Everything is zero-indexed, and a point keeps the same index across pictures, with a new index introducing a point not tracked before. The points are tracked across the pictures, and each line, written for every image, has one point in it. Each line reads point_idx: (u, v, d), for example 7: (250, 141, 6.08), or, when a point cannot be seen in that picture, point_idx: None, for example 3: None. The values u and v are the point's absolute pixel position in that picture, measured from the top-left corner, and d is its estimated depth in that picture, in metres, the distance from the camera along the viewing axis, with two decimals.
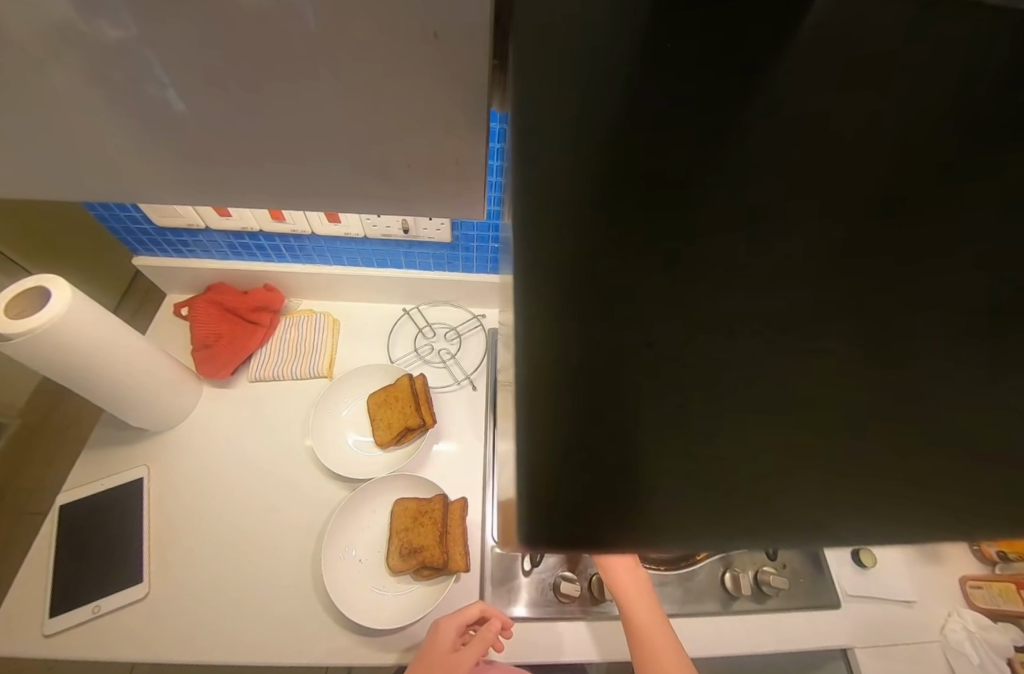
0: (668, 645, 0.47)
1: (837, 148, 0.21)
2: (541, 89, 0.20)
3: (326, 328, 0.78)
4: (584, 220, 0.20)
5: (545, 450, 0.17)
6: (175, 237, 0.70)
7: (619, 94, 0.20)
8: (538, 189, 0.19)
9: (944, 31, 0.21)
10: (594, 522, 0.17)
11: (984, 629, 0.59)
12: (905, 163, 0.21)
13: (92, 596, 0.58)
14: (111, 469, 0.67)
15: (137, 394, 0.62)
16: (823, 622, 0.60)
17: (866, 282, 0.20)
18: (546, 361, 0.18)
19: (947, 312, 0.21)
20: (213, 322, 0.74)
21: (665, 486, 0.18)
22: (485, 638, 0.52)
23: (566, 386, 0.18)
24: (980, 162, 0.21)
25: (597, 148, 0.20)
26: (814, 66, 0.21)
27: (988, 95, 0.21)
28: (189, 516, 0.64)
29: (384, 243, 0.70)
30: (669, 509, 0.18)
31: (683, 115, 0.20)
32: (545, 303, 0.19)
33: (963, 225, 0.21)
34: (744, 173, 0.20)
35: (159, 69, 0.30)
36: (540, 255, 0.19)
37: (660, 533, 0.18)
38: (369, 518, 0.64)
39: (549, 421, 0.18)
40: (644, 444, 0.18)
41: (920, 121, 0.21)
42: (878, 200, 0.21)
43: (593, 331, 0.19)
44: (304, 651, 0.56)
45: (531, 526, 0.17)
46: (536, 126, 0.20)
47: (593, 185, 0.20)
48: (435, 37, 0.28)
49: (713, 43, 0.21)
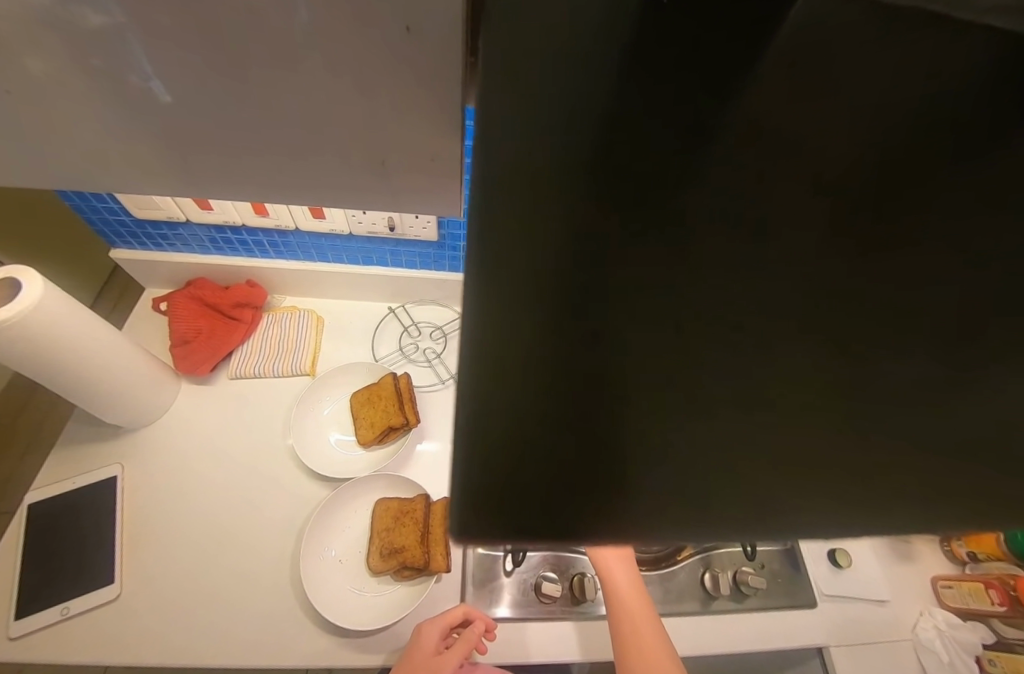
0: (647, 620, 0.48)
1: (807, 146, 0.22)
2: (511, 92, 0.21)
3: (310, 325, 0.77)
4: (554, 212, 0.20)
5: (504, 438, 0.17)
6: (155, 230, 0.68)
7: (596, 93, 0.21)
8: (505, 181, 0.20)
9: (902, 47, 0.23)
10: (576, 515, 0.16)
11: (954, 627, 0.60)
12: (878, 168, 0.22)
13: (62, 597, 0.56)
14: (83, 467, 0.65)
15: (109, 391, 0.60)
16: (799, 621, 0.62)
17: (836, 282, 0.21)
18: (521, 339, 0.18)
19: (920, 311, 0.21)
20: (192, 317, 0.73)
21: (642, 486, 0.17)
22: (469, 641, 0.52)
23: (531, 376, 0.18)
24: (940, 166, 0.22)
25: (569, 144, 0.21)
26: (784, 74, 0.22)
27: (946, 103, 0.23)
28: (164, 516, 0.62)
29: (369, 241, 0.69)
30: (656, 497, 0.17)
31: (660, 110, 0.21)
32: (510, 291, 0.19)
33: (926, 226, 0.22)
34: (718, 167, 0.21)
35: (142, 52, 0.31)
36: (519, 237, 0.19)
37: (648, 522, 0.17)
38: (349, 518, 0.63)
39: (508, 411, 0.17)
40: (626, 428, 0.18)
41: (884, 124, 0.22)
42: (848, 195, 0.21)
43: (560, 321, 0.19)
44: (283, 655, 0.55)
45: (502, 509, 0.16)
46: (516, 118, 0.21)
47: (574, 172, 0.20)
48: (408, 32, 0.31)
49: (689, 49, 0.22)
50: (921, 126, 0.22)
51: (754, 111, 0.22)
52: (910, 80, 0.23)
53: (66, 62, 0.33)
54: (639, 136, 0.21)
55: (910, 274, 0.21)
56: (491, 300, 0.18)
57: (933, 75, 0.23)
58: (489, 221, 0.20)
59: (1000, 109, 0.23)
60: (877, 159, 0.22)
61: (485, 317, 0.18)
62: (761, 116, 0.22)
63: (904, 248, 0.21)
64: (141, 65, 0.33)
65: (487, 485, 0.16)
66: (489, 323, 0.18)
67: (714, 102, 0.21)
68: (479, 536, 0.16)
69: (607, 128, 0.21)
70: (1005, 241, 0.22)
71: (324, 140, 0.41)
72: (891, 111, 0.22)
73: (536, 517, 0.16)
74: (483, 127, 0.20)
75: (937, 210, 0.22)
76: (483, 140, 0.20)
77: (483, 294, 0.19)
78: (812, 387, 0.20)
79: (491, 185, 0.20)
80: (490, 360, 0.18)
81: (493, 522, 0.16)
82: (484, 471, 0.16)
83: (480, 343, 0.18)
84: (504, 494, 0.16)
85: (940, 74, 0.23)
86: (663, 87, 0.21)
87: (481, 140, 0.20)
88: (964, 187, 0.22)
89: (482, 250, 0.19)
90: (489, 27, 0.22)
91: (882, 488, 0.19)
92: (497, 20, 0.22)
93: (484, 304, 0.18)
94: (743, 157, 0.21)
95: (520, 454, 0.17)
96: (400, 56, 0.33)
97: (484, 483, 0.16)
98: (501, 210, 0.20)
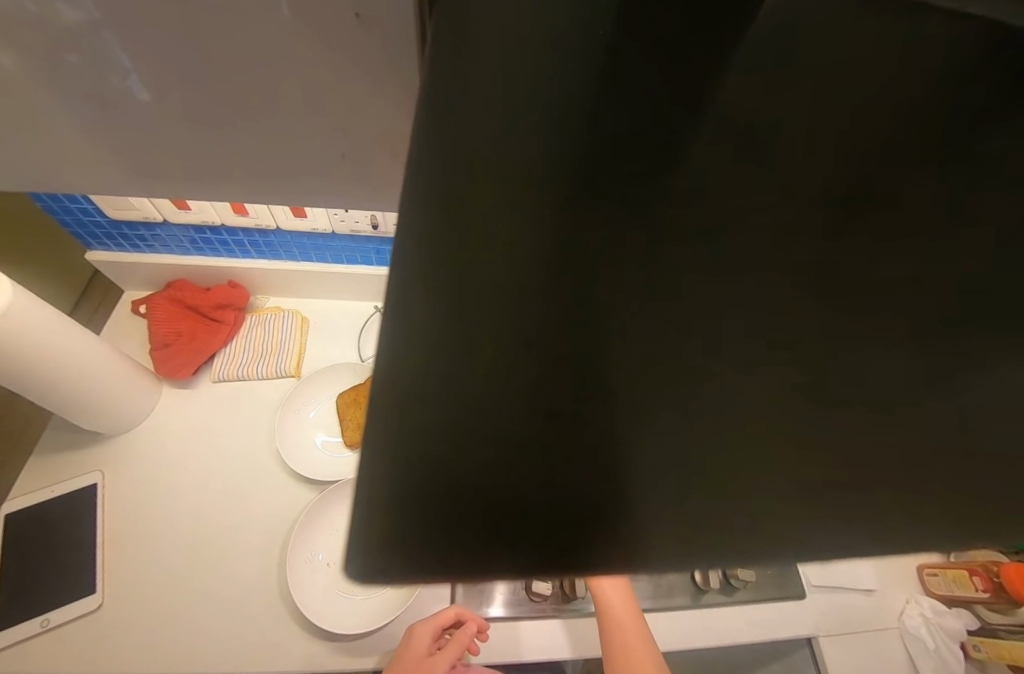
0: (633, 628, 0.49)
1: (796, 140, 0.21)
2: (468, 86, 0.20)
3: (295, 327, 0.76)
4: (517, 216, 0.19)
5: (462, 451, 0.16)
6: (131, 231, 0.67)
7: (575, 93, 0.21)
8: (462, 185, 0.19)
9: (900, 30, 0.22)
10: (549, 531, 0.17)
11: (940, 615, 0.61)
12: (857, 162, 0.21)
13: (42, 608, 0.55)
14: (62, 475, 0.63)
15: (84, 398, 0.59)
16: (788, 612, 0.62)
17: (817, 281, 0.21)
18: (498, 352, 0.18)
19: (892, 303, 0.21)
20: (173, 319, 0.71)
21: (610, 502, 0.17)
22: (461, 642, 0.52)
23: (491, 386, 0.17)
24: (928, 160, 0.22)
25: (530, 144, 0.20)
26: (777, 60, 0.21)
27: (935, 95, 0.22)
28: (147, 523, 0.61)
29: (353, 239, 0.68)
30: (630, 509, 0.18)
31: (642, 107, 0.21)
32: (468, 298, 0.18)
33: (908, 223, 0.21)
34: (704, 164, 0.20)
35: (121, 55, 0.33)
36: (496, 244, 0.19)
37: (619, 531, 0.17)
38: (337, 521, 0.62)
39: (466, 423, 0.17)
40: (606, 439, 0.18)
41: (874, 117, 0.22)
42: (835, 192, 0.21)
43: (523, 327, 0.18)
44: (271, 660, 0.54)
45: (474, 528, 0.16)
46: (492, 119, 0.20)
47: (552, 175, 0.20)
48: (358, 19, 0.31)
49: (674, 41, 0.21)
50: (901, 114, 0.22)
51: (744, 103, 0.21)
52: (894, 65, 0.22)
53: (31, 57, 0.33)
54: (620, 136, 0.20)
55: (887, 266, 0.21)
56: (466, 311, 0.18)
57: (917, 61, 0.22)
58: (465, 229, 0.19)
59: (984, 95, 0.22)
60: (855, 151, 0.21)
61: (461, 329, 0.18)
62: (739, 102, 0.21)
63: (883, 245, 0.21)
64: (118, 62, 0.33)
65: (460, 507, 0.16)
66: (465, 335, 0.18)
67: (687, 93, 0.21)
68: (441, 561, 0.16)
69: (571, 128, 0.20)
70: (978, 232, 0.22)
71: (299, 137, 0.41)
72: (875, 97, 0.22)
73: (498, 536, 0.17)
74: (451, 129, 0.20)
75: (919, 205, 0.22)
76: (438, 139, 0.19)
77: (459, 304, 0.18)
78: (782, 386, 0.20)
79: (466, 192, 0.19)
80: (466, 374, 0.17)
81: (464, 539, 0.16)
82: (457, 493, 0.16)
83: (456, 357, 0.17)
84: (477, 513, 0.16)
85: (932, 61, 0.22)
86: (630, 84, 0.21)
87: (437, 139, 0.19)
88: (949, 181, 0.22)
89: (440, 256, 0.18)
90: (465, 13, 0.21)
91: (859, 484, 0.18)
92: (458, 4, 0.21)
93: (458, 315, 0.18)
94: (730, 153, 0.20)
95: (478, 466, 0.17)
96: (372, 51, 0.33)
97: (457, 503, 0.16)
98: (477, 217, 0.19)
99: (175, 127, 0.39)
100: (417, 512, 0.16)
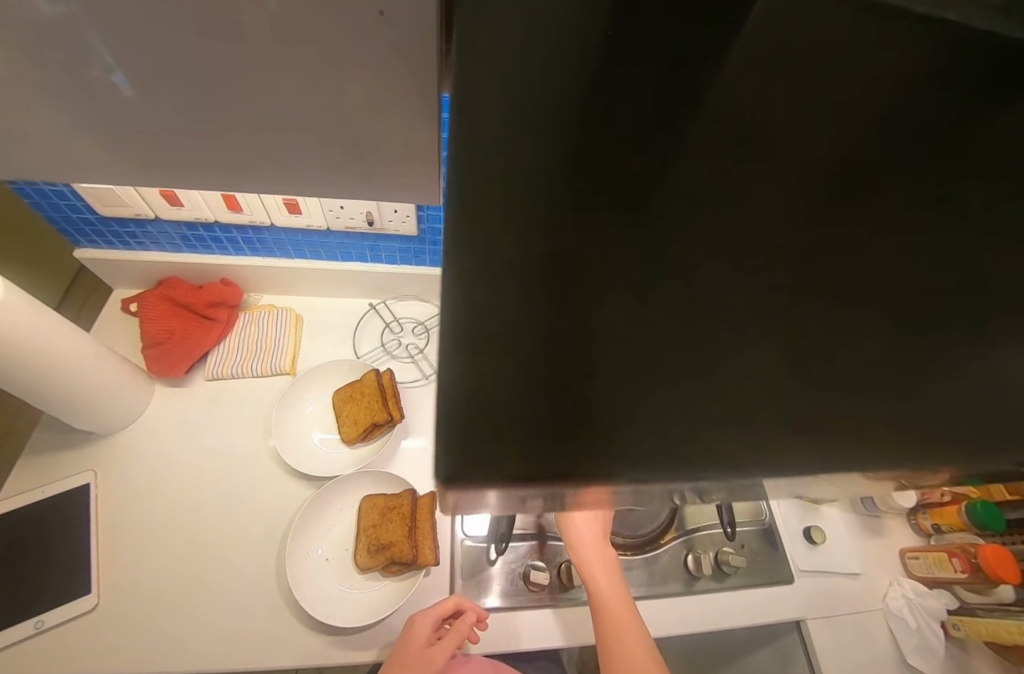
0: (628, 621, 0.50)
1: (776, 136, 0.23)
2: (484, 76, 0.21)
3: (289, 324, 0.76)
4: (530, 201, 0.20)
5: (486, 426, 0.15)
6: (121, 228, 0.66)
7: (579, 75, 0.22)
8: (482, 152, 0.20)
9: (856, 49, 0.25)
10: (579, 459, 0.16)
11: (921, 596, 0.64)
12: (828, 157, 0.23)
13: (33, 610, 0.54)
14: (54, 476, 0.63)
15: (75, 397, 0.58)
16: (777, 596, 0.64)
17: (805, 264, 0.22)
18: (519, 294, 0.18)
19: (877, 286, 0.22)
20: (165, 317, 0.71)
21: (634, 438, 0.17)
22: (460, 632, 0.53)
23: (512, 362, 0.17)
24: (891, 156, 0.24)
25: (541, 138, 0.21)
26: (752, 69, 0.24)
27: (892, 102, 0.25)
28: (141, 522, 0.61)
29: (348, 236, 0.68)
30: (654, 448, 0.17)
31: (638, 98, 0.23)
32: (488, 247, 0.19)
33: (884, 211, 0.23)
34: (694, 154, 0.22)
35: (104, 52, 0.32)
36: (508, 202, 0.20)
37: (649, 468, 0.16)
38: (335, 517, 0.63)
39: (492, 353, 0.17)
40: (620, 379, 0.18)
41: (843, 115, 0.24)
42: (811, 183, 0.23)
43: (539, 308, 0.18)
44: (271, 655, 0.54)
45: (505, 453, 0.15)
46: (503, 89, 0.21)
47: (558, 146, 0.21)
48: (381, 16, 0.31)
49: (663, 46, 0.24)
50: (864, 120, 0.24)
51: (723, 105, 0.23)
52: (854, 79, 0.25)
53: (18, 53, 0.32)
54: (618, 118, 0.22)
55: (866, 255, 0.22)
56: (485, 256, 0.18)
57: (873, 76, 0.25)
58: (481, 185, 0.20)
59: (932, 104, 0.25)
60: (827, 147, 0.24)
61: (483, 274, 0.18)
62: (718, 113, 0.23)
63: (862, 232, 0.23)
64: (98, 53, 0.32)
65: (493, 429, 0.15)
66: (487, 279, 0.18)
67: (675, 100, 0.23)
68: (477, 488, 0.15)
69: (578, 119, 0.22)
70: (945, 223, 0.24)
71: (295, 132, 0.41)
72: (839, 106, 0.24)
73: (533, 461, 0.15)
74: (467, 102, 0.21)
75: (890, 196, 0.23)
76: (458, 130, 0.20)
77: (479, 251, 0.19)
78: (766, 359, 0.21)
79: (482, 152, 0.20)
80: (488, 311, 0.18)
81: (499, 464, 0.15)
82: (490, 414, 0.15)
83: (478, 297, 0.18)
84: (510, 438, 0.15)
85: (883, 73, 0.25)
86: (627, 79, 0.23)
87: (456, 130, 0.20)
88: (913, 176, 0.24)
89: (460, 238, 0.19)
90: (476, 10, 0.22)
91: (857, 455, 0.19)
92: (461, 15, 0.22)
93: (479, 261, 0.18)
94: (715, 146, 0.23)
95: (507, 418, 0.16)
96: (371, 55, 0.33)
97: (491, 425, 0.15)
98: (492, 176, 0.20)
99: (165, 123, 0.39)
100: (450, 434, 0.15)
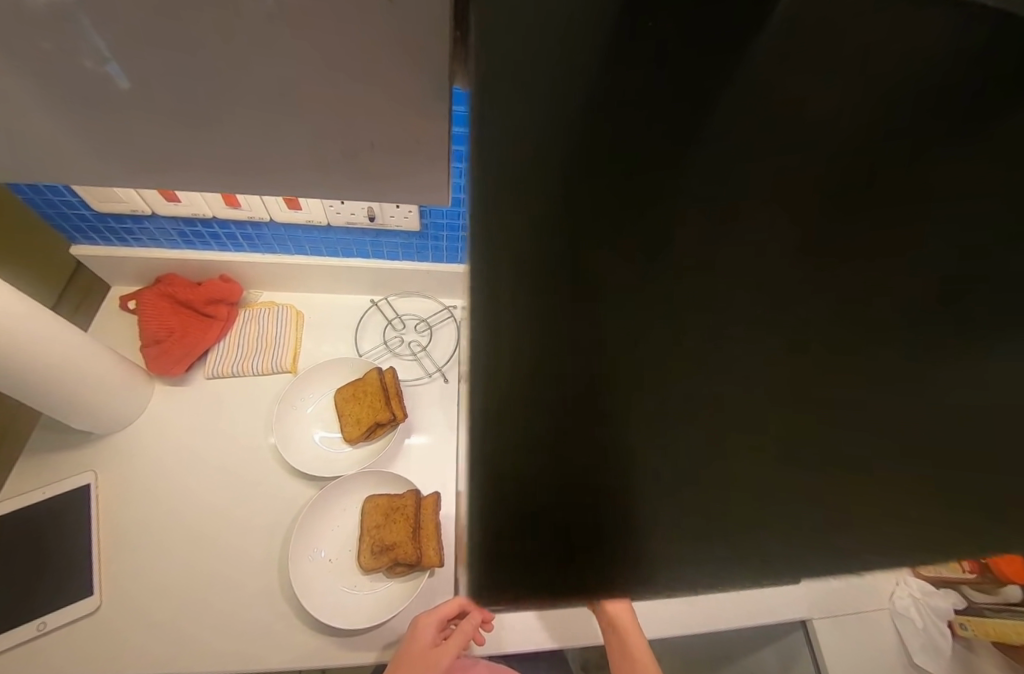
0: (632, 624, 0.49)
1: (807, 137, 0.22)
2: (500, 81, 0.19)
3: (289, 320, 0.75)
4: (542, 228, 0.19)
5: (503, 486, 0.17)
6: (117, 224, 0.65)
7: (602, 80, 0.20)
8: (501, 173, 0.19)
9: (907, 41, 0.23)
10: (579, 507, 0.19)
11: (928, 594, 0.63)
12: (852, 161, 0.22)
13: (38, 612, 0.54)
14: (54, 477, 0.62)
15: (70, 398, 0.57)
16: (783, 596, 0.63)
17: (819, 283, 0.22)
18: (535, 345, 0.19)
19: (894, 308, 0.22)
20: (164, 316, 0.70)
21: (637, 488, 0.19)
22: (465, 631, 0.51)
23: (519, 409, 0.18)
24: (927, 157, 0.23)
25: (562, 160, 0.20)
26: (784, 63, 0.22)
27: (933, 99, 0.23)
28: (142, 522, 0.60)
29: (348, 232, 0.67)
30: (663, 484, 0.20)
31: (664, 105, 0.21)
32: (507, 292, 0.18)
33: (907, 222, 0.23)
34: (719, 162, 0.21)
35: (95, 44, 0.29)
36: (527, 234, 0.19)
37: (661, 512, 0.20)
38: (339, 518, 0.62)
39: (511, 413, 0.18)
40: (637, 420, 0.20)
41: (874, 115, 0.23)
42: (839, 188, 0.22)
43: (551, 359, 0.19)
44: (271, 657, 0.54)
45: (512, 512, 0.17)
46: (521, 97, 0.19)
47: (577, 166, 0.20)
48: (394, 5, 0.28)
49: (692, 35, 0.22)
50: (899, 120, 0.23)
51: (754, 98, 0.22)
52: (894, 73, 0.23)
53: None
54: (643, 129, 0.21)
55: (885, 270, 0.22)
56: (502, 304, 0.18)
57: (905, 63, 0.23)
58: (497, 217, 0.19)
59: (980, 100, 0.23)
60: (852, 150, 0.22)
61: (502, 322, 0.18)
62: (750, 108, 0.21)
63: (884, 245, 0.22)
64: (87, 43, 0.28)
65: (508, 488, 0.17)
66: (506, 327, 0.18)
67: (704, 99, 0.21)
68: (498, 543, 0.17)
69: (598, 132, 0.20)
70: (970, 235, 0.23)
71: None
72: (876, 106, 0.23)
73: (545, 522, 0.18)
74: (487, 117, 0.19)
75: (919, 207, 0.23)
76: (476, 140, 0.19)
77: (495, 296, 0.18)
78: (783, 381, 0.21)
79: (497, 176, 0.19)
80: (509, 364, 0.18)
81: (508, 528, 0.17)
82: (509, 477, 0.17)
83: (496, 350, 0.18)
84: (523, 502, 0.18)
85: (932, 68, 0.24)
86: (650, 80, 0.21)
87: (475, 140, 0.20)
88: (945, 184, 0.23)
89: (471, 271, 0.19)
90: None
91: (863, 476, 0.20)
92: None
93: (495, 309, 0.18)
94: (744, 149, 0.21)
95: (527, 475, 0.18)
96: (383, 52, 0.31)
97: (510, 489, 0.17)
98: (508, 204, 0.19)
99: (161, 126, 0.36)
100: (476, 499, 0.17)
